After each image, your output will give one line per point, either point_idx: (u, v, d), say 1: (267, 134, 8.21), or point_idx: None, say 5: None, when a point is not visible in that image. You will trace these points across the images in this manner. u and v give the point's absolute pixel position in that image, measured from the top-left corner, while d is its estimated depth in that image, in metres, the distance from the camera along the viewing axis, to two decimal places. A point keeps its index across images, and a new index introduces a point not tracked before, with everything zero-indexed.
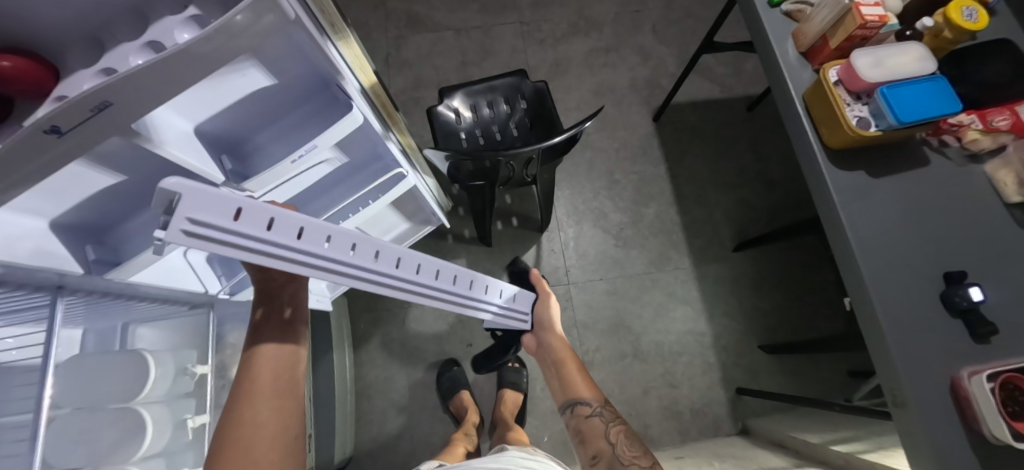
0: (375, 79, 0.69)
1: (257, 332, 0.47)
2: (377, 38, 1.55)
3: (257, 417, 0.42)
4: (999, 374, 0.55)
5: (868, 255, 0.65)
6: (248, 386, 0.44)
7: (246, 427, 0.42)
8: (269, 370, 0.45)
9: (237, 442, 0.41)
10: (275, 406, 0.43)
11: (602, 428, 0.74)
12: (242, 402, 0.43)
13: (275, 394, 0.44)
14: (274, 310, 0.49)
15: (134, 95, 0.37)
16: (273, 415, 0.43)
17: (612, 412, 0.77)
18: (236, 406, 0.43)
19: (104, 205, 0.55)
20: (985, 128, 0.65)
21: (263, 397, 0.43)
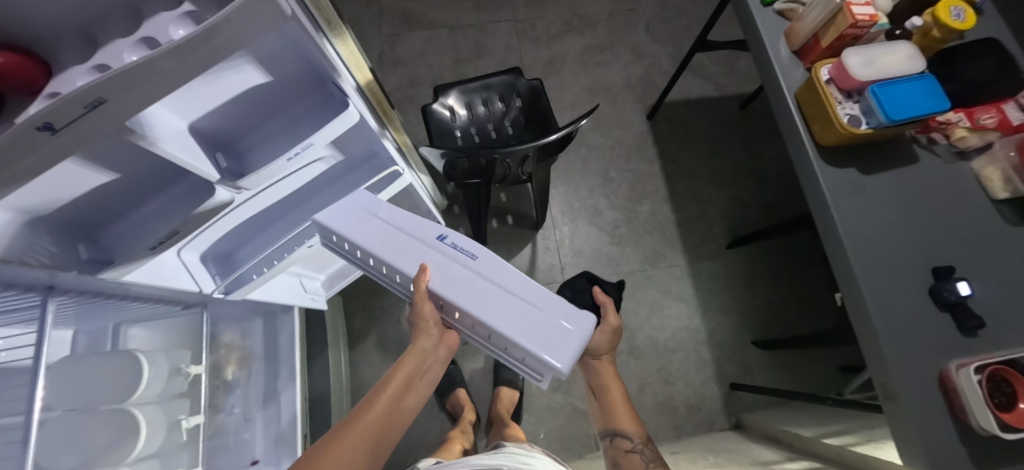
0: (370, 76, 0.68)
1: (391, 376, 0.59)
2: (371, 36, 1.54)
3: (346, 447, 0.50)
4: (985, 366, 0.57)
5: (859, 249, 0.66)
6: (363, 412, 0.54)
7: (334, 447, 0.50)
8: (382, 408, 0.55)
9: (370, 403, 0.55)
10: (361, 445, 0.51)
11: (640, 465, 0.70)
12: (348, 426, 0.52)
13: (365, 440, 0.51)
14: (414, 366, 0.60)
15: (127, 91, 0.37)
16: (354, 455, 0.50)
17: (655, 453, 0.72)
18: (340, 430, 0.52)
19: (95, 202, 0.54)
20: (972, 125, 0.66)
21: (359, 433, 0.52)
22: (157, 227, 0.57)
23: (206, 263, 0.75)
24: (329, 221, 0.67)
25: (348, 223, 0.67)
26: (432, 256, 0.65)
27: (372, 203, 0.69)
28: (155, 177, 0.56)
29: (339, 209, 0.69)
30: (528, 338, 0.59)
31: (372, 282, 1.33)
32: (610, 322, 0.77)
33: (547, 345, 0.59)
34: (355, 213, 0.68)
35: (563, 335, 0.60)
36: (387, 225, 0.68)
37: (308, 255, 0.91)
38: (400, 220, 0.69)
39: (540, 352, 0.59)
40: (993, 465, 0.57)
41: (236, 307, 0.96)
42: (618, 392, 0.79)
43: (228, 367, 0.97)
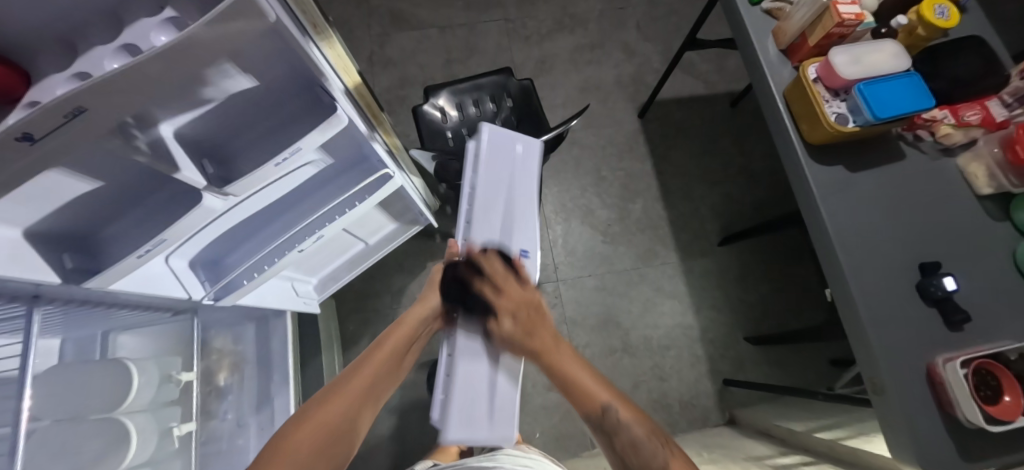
0: (359, 80, 0.67)
1: (390, 335, 0.65)
2: (361, 36, 1.53)
3: (340, 401, 0.56)
4: (972, 360, 0.58)
5: (847, 246, 0.66)
6: (365, 364, 0.61)
7: (329, 401, 0.56)
8: (379, 364, 0.61)
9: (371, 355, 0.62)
10: (359, 392, 0.58)
11: (614, 434, 0.53)
12: (342, 383, 0.58)
13: (358, 396, 0.58)
14: (414, 329, 0.66)
15: (106, 99, 0.37)
16: (348, 407, 0.56)
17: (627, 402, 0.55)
18: (336, 387, 0.58)
19: (81, 210, 0.53)
20: (957, 122, 0.67)
21: (353, 391, 0.58)
22: (143, 235, 0.54)
23: (195, 269, 0.75)
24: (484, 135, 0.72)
25: (490, 150, 0.73)
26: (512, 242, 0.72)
27: (526, 159, 0.75)
28: (143, 184, 0.55)
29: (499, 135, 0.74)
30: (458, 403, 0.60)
31: (366, 284, 1.33)
32: (501, 325, 0.60)
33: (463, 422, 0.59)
34: (507, 151, 0.74)
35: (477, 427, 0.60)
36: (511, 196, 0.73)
37: (299, 259, 0.90)
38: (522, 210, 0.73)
39: (450, 422, 0.59)
40: (980, 457, 0.58)
41: (227, 312, 0.95)
42: (566, 363, 0.59)
43: (220, 374, 0.96)
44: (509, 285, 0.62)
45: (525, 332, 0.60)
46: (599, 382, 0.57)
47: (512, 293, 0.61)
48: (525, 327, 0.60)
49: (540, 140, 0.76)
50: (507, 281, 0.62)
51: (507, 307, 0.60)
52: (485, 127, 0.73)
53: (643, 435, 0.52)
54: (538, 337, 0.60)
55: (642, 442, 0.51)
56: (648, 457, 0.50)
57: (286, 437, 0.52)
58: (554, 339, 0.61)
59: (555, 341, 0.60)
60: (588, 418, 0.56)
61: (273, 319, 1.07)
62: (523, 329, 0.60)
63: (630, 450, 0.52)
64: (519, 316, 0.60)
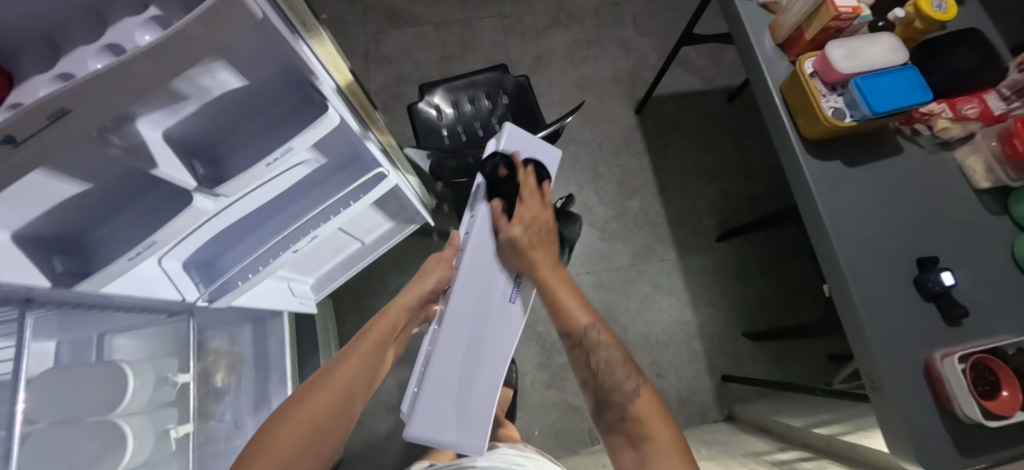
0: (351, 78, 0.67)
1: (372, 325, 0.69)
2: (356, 34, 1.52)
3: (328, 391, 0.58)
4: (970, 355, 0.58)
5: (844, 241, 0.66)
6: (349, 354, 0.64)
7: (314, 395, 0.57)
8: (365, 352, 0.64)
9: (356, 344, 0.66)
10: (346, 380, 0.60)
11: (591, 354, 0.60)
12: (328, 375, 0.60)
13: (345, 386, 0.59)
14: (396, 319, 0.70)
15: (90, 100, 0.36)
16: (334, 399, 0.57)
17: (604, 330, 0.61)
18: (322, 378, 0.60)
19: (71, 213, 0.52)
20: (954, 116, 0.66)
21: (339, 379, 0.60)
22: (133, 237, 0.53)
23: (189, 270, 0.74)
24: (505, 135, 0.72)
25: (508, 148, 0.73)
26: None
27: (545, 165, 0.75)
28: (131, 184, 0.54)
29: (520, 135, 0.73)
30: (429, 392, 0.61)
31: (363, 283, 1.32)
32: (511, 231, 0.65)
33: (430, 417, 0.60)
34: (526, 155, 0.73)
35: (444, 431, 0.60)
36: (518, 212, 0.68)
37: (295, 259, 0.89)
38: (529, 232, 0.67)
39: (416, 413, 0.60)
40: (978, 453, 0.58)
41: (224, 313, 0.95)
42: (560, 285, 0.64)
43: (217, 374, 0.96)
44: (528, 209, 0.67)
45: (530, 243, 0.65)
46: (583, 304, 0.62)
47: (528, 205, 0.67)
48: (532, 240, 0.65)
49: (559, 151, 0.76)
50: (531, 196, 0.68)
51: (522, 220, 0.66)
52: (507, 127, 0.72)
53: (618, 359, 0.58)
54: (537, 251, 0.65)
55: (614, 364, 0.58)
56: (619, 380, 0.57)
57: (269, 435, 0.53)
58: (554, 262, 0.66)
59: (554, 269, 0.65)
60: (568, 335, 0.63)
61: (270, 319, 1.07)
62: (532, 239, 0.66)
63: (601, 367, 0.59)
64: (532, 227, 0.66)
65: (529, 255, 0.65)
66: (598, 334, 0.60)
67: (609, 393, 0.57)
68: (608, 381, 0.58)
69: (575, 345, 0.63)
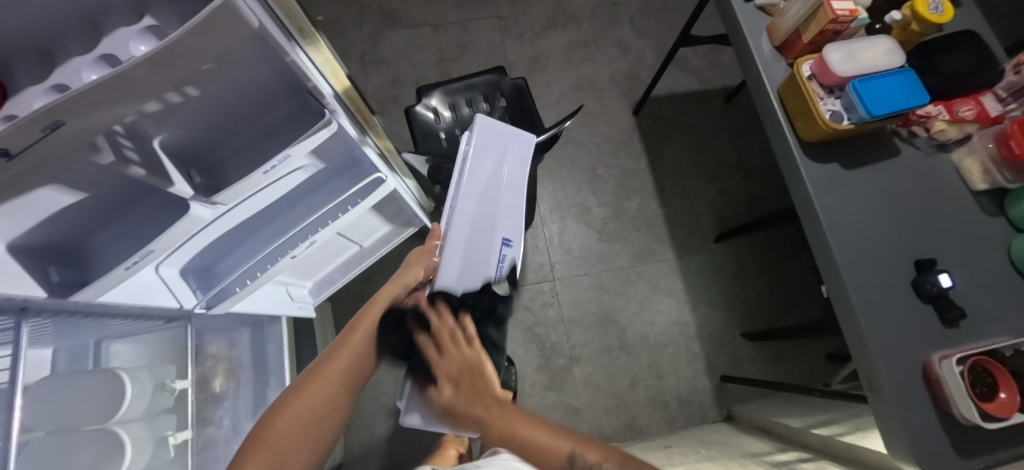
0: (348, 83, 0.66)
1: (365, 311, 0.67)
2: (352, 36, 1.51)
3: (321, 384, 0.56)
4: (968, 357, 0.58)
5: (843, 244, 0.66)
6: (345, 341, 0.62)
7: (309, 384, 0.56)
8: (358, 339, 0.63)
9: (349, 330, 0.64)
10: (340, 369, 0.59)
11: None
12: (320, 367, 0.59)
13: (339, 375, 0.58)
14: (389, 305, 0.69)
15: (85, 112, 0.36)
16: (327, 390, 0.56)
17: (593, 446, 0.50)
18: (315, 371, 0.58)
19: (66, 222, 0.52)
20: (951, 118, 0.67)
21: (334, 370, 0.58)
22: (129, 246, 0.53)
23: (186, 277, 0.73)
24: (478, 129, 0.80)
25: (482, 140, 0.81)
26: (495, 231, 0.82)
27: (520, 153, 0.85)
28: (128, 192, 0.54)
29: (490, 127, 0.82)
30: None
31: (362, 286, 1.32)
32: (443, 394, 0.52)
33: None
34: (499, 143, 0.83)
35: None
36: (501, 196, 0.83)
37: (293, 264, 0.89)
38: (509, 212, 0.84)
39: None
40: (975, 454, 0.59)
41: (222, 319, 0.94)
42: (520, 426, 0.51)
43: (217, 379, 0.95)
44: (445, 367, 0.54)
45: (468, 401, 0.51)
46: (551, 430, 0.52)
47: (450, 350, 0.55)
48: (468, 395, 0.51)
49: (531, 137, 0.86)
50: (451, 344, 0.56)
51: (450, 374, 0.53)
52: (480, 121, 0.81)
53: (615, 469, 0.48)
54: (475, 411, 0.50)
55: None
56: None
57: (265, 430, 0.52)
58: (501, 403, 0.51)
59: (506, 416, 0.50)
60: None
61: (269, 324, 1.07)
62: (465, 396, 0.51)
63: None
64: (462, 382, 0.52)
65: (472, 414, 0.50)
66: (585, 456, 0.49)
67: None
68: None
69: None
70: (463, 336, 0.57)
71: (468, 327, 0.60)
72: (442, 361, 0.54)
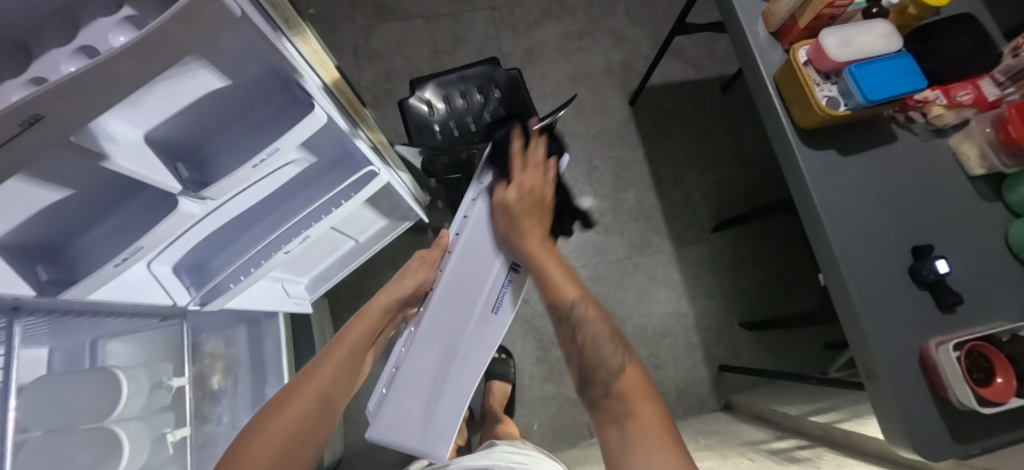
0: (337, 75, 0.65)
1: (352, 326, 0.73)
2: (344, 29, 1.50)
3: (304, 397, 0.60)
4: (965, 343, 0.58)
5: (839, 231, 0.66)
6: (329, 355, 0.67)
7: (293, 397, 0.59)
8: (343, 353, 0.67)
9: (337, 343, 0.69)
10: (325, 381, 0.63)
11: (574, 330, 0.61)
12: (301, 384, 0.62)
13: (323, 386, 0.62)
14: (375, 319, 0.74)
15: (66, 105, 0.35)
16: (310, 401, 0.60)
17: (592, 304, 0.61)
18: (299, 384, 0.62)
19: (53, 221, 0.51)
20: (948, 103, 0.66)
21: (312, 390, 0.61)
22: (118, 244, 0.52)
23: (179, 274, 0.73)
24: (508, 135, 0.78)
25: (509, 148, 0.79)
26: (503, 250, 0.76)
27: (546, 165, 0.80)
28: (114, 191, 0.53)
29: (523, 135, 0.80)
30: (395, 400, 0.69)
31: (359, 281, 1.31)
32: (507, 192, 0.72)
33: (391, 424, 0.68)
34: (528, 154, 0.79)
35: (406, 434, 0.68)
36: None
37: (287, 260, 0.89)
38: None
39: (376, 420, 0.68)
40: (972, 440, 0.59)
41: (218, 316, 0.94)
42: (546, 257, 0.67)
43: (214, 376, 0.95)
44: (520, 182, 0.73)
45: (526, 206, 0.72)
46: (566, 272, 0.65)
47: (529, 169, 0.74)
48: (524, 204, 0.72)
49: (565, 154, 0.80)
50: (534, 168, 0.75)
51: (518, 184, 0.73)
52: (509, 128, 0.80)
53: (604, 335, 0.58)
54: (525, 221, 0.71)
55: (602, 343, 0.58)
56: (606, 356, 0.56)
57: (247, 445, 0.53)
58: (543, 238, 0.71)
59: (541, 244, 0.69)
60: (553, 309, 0.63)
61: (266, 320, 1.06)
62: (524, 204, 0.72)
63: (586, 343, 0.59)
64: (525, 200, 0.72)
65: (523, 221, 0.71)
66: (585, 308, 0.61)
67: (595, 374, 0.56)
68: (595, 356, 0.57)
69: (562, 323, 0.63)
70: (547, 171, 0.76)
71: (552, 165, 0.77)
72: (523, 175, 0.74)
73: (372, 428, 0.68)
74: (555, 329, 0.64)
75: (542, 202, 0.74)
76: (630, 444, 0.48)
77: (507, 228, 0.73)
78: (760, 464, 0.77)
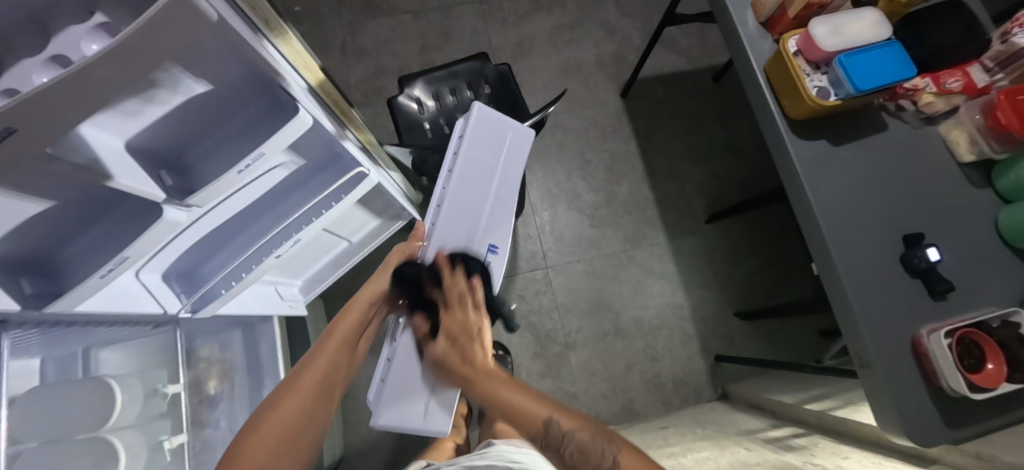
0: (323, 76, 0.64)
1: (342, 318, 0.70)
2: (332, 25, 1.48)
3: (294, 397, 0.59)
4: (955, 330, 0.59)
5: (830, 220, 0.66)
6: (319, 350, 0.66)
7: (285, 399, 0.59)
8: (332, 349, 0.66)
9: (327, 336, 0.68)
10: (317, 378, 0.62)
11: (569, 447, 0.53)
12: (293, 383, 0.61)
13: (316, 384, 0.61)
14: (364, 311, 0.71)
15: (40, 117, 0.34)
16: (302, 402, 0.59)
17: (571, 413, 0.55)
18: (291, 383, 0.61)
19: (38, 233, 0.50)
20: (938, 90, 0.66)
21: (308, 383, 0.61)
22: (104, 254, 0.51)
23: (169, 281, 0.72)
24: (474, 117, 0.75)
25: (476, 129, 0.76)
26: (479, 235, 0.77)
27: (517, 145, 0.80)
28: (96, 202, 0.52)
29: (489, 117, 0.77)
30: (394, 392, 0.67)
31: (353, 282, 1.31)
32: (435, 346, 0.64)
33: (395, 413, 0.67)
34: (494, 136, 0.78)
35: (412, 419, 0.68)
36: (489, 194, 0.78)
37: (278, 263, 0.88)
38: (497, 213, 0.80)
39: (379, 412, 0.66)
40: (963, 425, 0.59)
41: (213, 321, 0.93)
42: (502, 393, 0.58)
43: (210, 382, 0.94)
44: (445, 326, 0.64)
45: (460, 356, 0.63)
46: (531, 396, 0.57)
47: (458, 308, 0.64)
48: (459, 351, 0.63)
49: (531, 130, 0.81)
50: (457, 304, 0.64)
51: (444, 328, 0.64)
52: (477, 107, 0.76)
53: (589, 440, 0.52)
54: (465, 366, 0.62)
55: (590, 448, 0.52)
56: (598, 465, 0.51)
57: (246, 441, 0.54)
58: (487, 368, 0.61)
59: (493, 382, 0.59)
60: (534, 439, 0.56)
61: (260, 324, 1.06)
62: (458, 353, 0.63)
63: (576, 456, 0.52)
64: (458, 341, 0.63)
65: (462, 371, 0.62)
66: (561, 424, 0.54)
67: None
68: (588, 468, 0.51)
69: (551, 448, 0.55)
70: (474, 297, 0.66)
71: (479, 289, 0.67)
72: (449, 318, 0.64)
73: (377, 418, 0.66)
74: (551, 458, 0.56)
75: (479, 334, 0.64)
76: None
77: (447, 375, 0.64)
78: (756, 453, 0.78)
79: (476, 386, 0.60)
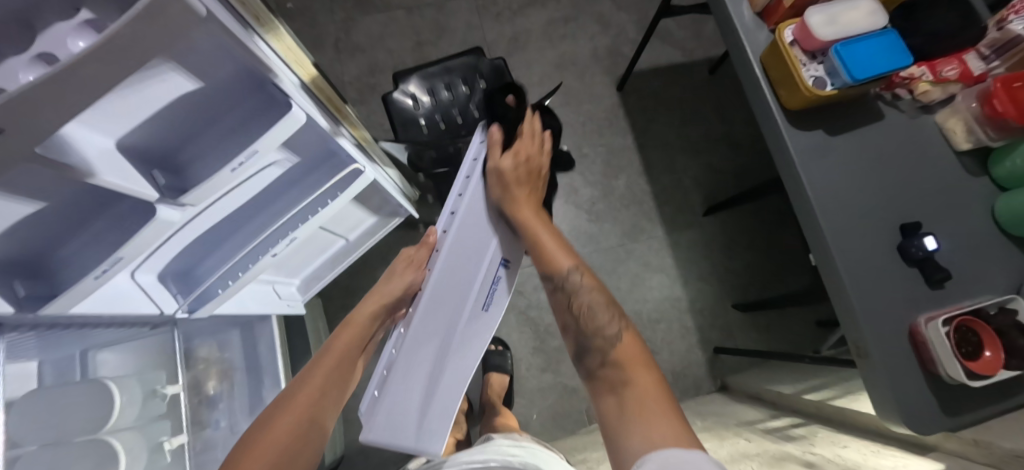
0: (315, 72, 0.64)
1: (342, 332, 0.74)
2: (325, 22, 1.46)
3: (290, 412, 0.60)
4: (953, 319, 0.59)
5: (828, 211, 0.66)
6: (317, 363, 0.68)
7: (281, 415, 0.59)
8: (330, 363, 0.68)
9: (328, 349, 0.71)
10: (315, 391, 0.64)
11: (578, 299, 0.64)
12: (291, 397, 0.62)
13: (313, 398, 0.63)
14: (364, 326, 0.75)
15: (27, 116, 0.34)
16: (298, 418, 0.59)
17: (590, 277, 0.66)
18: (289, 397, 0.62)
19: (30, 234, 0.50)
20: (934, 79, 0.66)
21: (304, 398, 0.62)
22: (98, 255, 0.51)
23: (165, 282, 0.72)
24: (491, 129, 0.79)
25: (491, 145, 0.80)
26: (491, 249, 0.76)
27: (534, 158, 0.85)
28: (87, 202, 0.51)
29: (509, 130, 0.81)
30: (386, 406, 0.70)
31: (351, 280, 1.31)
32: (500, 158, 0.75)
33: (386, 428, 0.70)
34: None
35: (403, 435, 0.71)
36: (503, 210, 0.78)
37: (274, 263, 0.87)
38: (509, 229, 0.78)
39: (368, 426, 0.70)
40: (962, 412, 0.60)
41: (211, 321, 0.93)
42: (543, 235, 0.71)
43: (210, 382, 0.94)
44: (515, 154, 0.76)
45: (517, 179, 0.75)
46: (560, 244, 0.70)
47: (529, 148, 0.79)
48: (517, 175, 0.76)
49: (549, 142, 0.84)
50: (530, 140, 0.80)
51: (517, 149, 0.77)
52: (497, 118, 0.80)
53: (601, 303, 0.62)
54: (515, 188, 0.75)
55: (598, 306, 0.62)
56: (602, 325, 0.60)
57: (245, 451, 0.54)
58: (533, 204, 0.75)
59: (535, 216, 0.73)
60: (551, 277, 0.68)
61: (259, 324, 1.05)
62: (518, 174, 0.76)
63: (584, 309, 0.63)
64: (523, 167, 0.77)
65: (514, 193, 0.74)
66: (580, 276, 0.66)
67: (595, 338, 0.60)
68: (594, 323, 0.61)
69: (558, 290, 0.67)
70: (541, 143, 0.82)
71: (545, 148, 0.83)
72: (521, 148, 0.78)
73: (366, 432, 0.70)
74: (549, 298, 0.69)
75: (535, 175, 0.79)
76: (629, 410, 0.49)
77: (494, 191, 0.75)
78: (756, 444, 0.78)
79: (518, 209, 0.73)
